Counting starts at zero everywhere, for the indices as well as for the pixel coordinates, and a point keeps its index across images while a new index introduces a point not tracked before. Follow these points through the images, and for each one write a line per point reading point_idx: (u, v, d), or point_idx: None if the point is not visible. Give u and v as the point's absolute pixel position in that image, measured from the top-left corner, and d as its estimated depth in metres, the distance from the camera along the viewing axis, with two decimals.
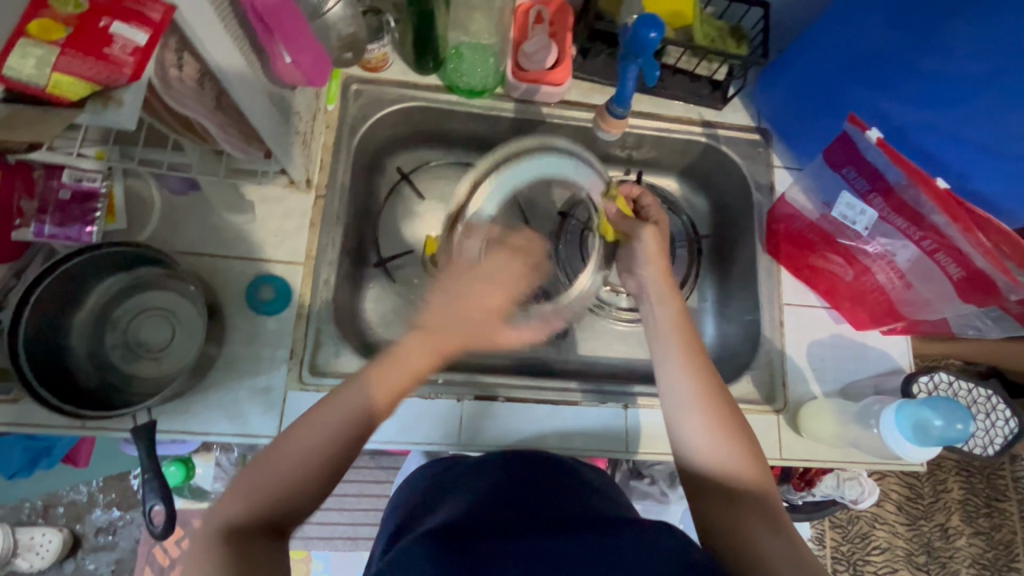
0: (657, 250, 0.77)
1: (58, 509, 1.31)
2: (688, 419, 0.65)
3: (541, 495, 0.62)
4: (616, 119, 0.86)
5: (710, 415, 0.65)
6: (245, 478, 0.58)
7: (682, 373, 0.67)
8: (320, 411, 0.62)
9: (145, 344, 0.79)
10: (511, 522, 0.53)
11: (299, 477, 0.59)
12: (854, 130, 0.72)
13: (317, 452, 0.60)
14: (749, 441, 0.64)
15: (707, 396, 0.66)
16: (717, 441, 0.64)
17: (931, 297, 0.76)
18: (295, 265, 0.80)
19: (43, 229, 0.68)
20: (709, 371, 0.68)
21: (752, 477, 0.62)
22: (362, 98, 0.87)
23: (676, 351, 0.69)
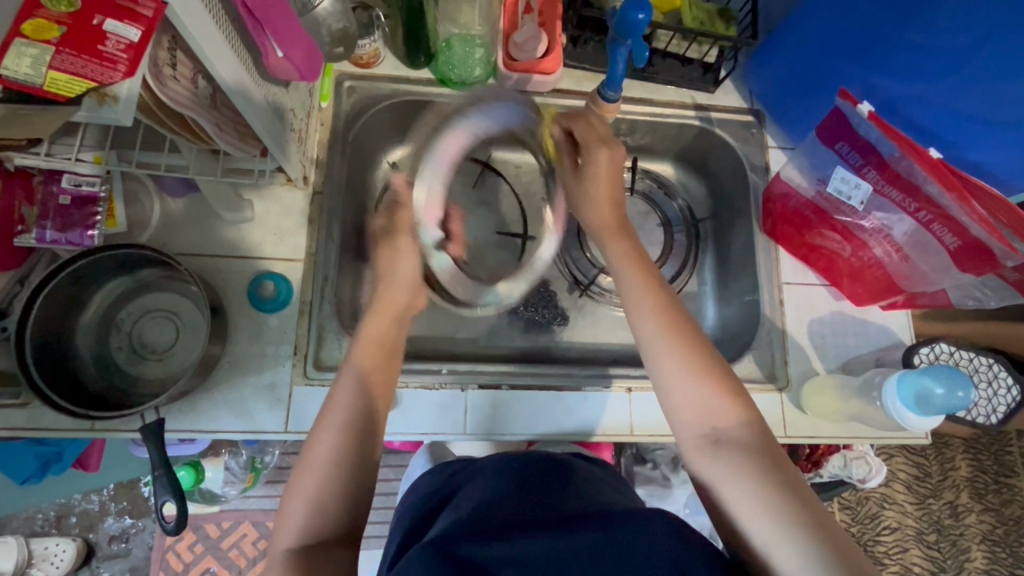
0: (605, 191, 0.73)
1: (71, 519, 1.32)
2: (660, 361, 0.62)
3: (545, 483, 0.62)
4: (609, 104, 0.85)
5: (679, 352, 0.61)
6: (291, 501, 0.59)
7: (646, 311, 0.64)
8: (339, 418, 0.62)
9: (150, 346, 0.79)
10: (514, 521, 0.54)
11: (336, 486, 0.59)
12: (845, 106, 0.72)
13: (345, 460, 0.60)
14: (723, 373, 0.61)
15: (672, 332, 0.62)
16: (692, 382, 0.60)
17: (929, 269, 0.77)
18: (296, 262, 0.81)
19: (45, 234, 0.68)
20: (670, 302, 0.65)
21: (733, 415, 0.59)
22: (356, 94, 0.88)
23: (636, 288, 0.66)
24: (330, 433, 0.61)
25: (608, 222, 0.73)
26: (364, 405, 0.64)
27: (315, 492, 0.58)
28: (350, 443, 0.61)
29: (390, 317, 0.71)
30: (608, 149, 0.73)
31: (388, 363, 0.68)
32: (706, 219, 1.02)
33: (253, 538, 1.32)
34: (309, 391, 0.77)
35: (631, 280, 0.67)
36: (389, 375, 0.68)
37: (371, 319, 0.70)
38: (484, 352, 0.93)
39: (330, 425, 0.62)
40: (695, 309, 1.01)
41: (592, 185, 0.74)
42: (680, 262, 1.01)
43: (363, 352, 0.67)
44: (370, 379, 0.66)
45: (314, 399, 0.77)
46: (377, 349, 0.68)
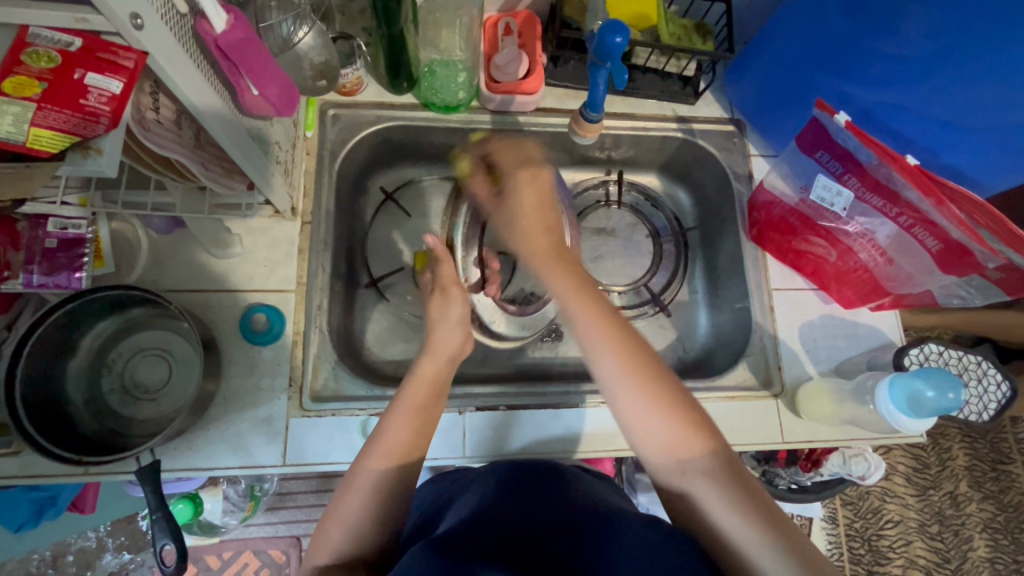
0: (534, 205, 0.68)
1: (68, 557, 1.30)
2: (618, 394, 0.59)
3: (550, 492, 0.63)
4: (592, 124, 0.87)
5: (639, 390, 0.58)
6: (330, 522, 0.60)
7: (598, 341, 0.59)
8: (386, 450, 0.62)
9: (143, 386, 0.78)
10: (512, 527, 0.55)
11: (375, 511, 0.59)
12: (823, 116, 0.74)
13: (390, 493, 0.60)
14: (686, 403, 0.58)
15: (632, 365, 0.58)
16: (653, 413, 0.57)
17: (913, 270, 0.78)
18: (287, 292, 0.81)
19: (32, 279, 0.68)
20: (632, 338, 0.60)
21: (702, 446, 0.56)
22: (339, 123, 0.89)
23: (591, 327, 0.60)
24: (375, 462, 0.61)
25: (543, 249, 0.66)
26: (412, 440, 0.63)
27: (354, 517, 0.59)
28: (393, 477, 0.61)
29: (442, 358, 0.69)
30: (531, 173, 0.69)
31: (433, 402, 0.67)
32: (694, 228, 1.02)
33: (254, 568, 1.31)
34: (307, 422, 0.76)
35: (578, 310, 0.61)
36: (438, 412, 0.67)
37: (425, 358, 0.69)
38: (479, 372, 0.93)
39: (376, 455, 0.62)
40: (687, 318, 1.02)
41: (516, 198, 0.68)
42: (669, 273, 1.02)
43: (414, 389, 0.66)
44: (415, 414, 0.64)
45: (312, 431, 0.76)
46: (426, 387, 0.66)
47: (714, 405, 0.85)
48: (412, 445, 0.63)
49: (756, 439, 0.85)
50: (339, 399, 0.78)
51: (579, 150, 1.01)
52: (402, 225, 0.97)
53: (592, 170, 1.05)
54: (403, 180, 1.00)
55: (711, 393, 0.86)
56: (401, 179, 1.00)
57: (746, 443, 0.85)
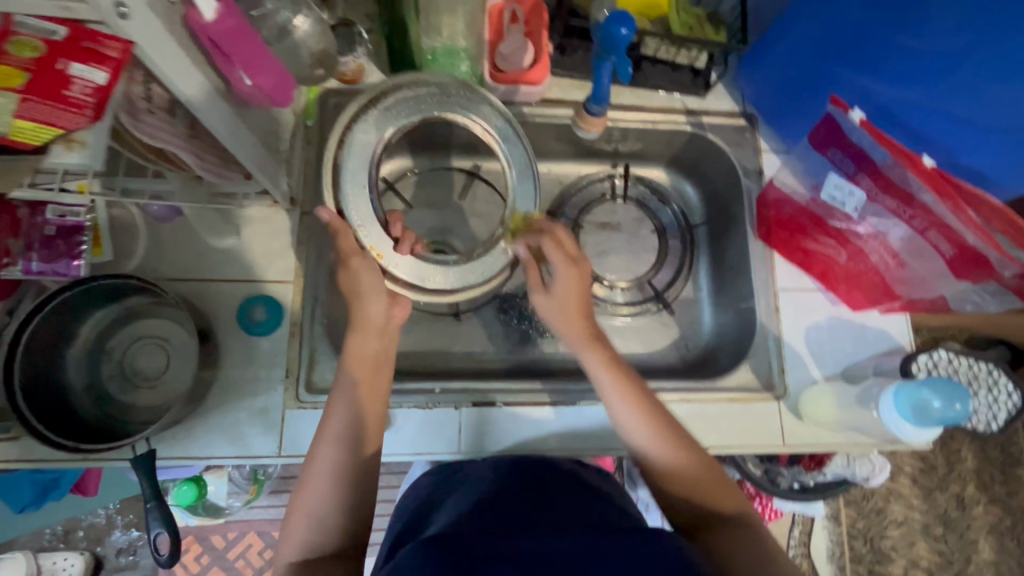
0: (577, 296, 0.72)
1: (79, 532, 1.33)
2: (645, 454, 0.67)
3: (539, 500, 0.61)
4: (595, 118, 0.85)
5: (666, 447, 0.67)
6: (295, 516, 0.61)
7: (626, 411, 0.68)
8: (335, 434, 0.64)
9: (141, 374, 0.78)
10: (508, 523, 0.54)
11: (337, 496, 0.61)
12: (838, 112, 0.71)
13: (349, 475, 0.62)
14: (707, 463, 0.67)
15: (660, 428, 0.67)
16: (680, 468, 0.66)
17: (925, 274, 0.76)
18: (285, 283, 0.80)
19: (31, 266, 0.69)
20: (655, 406, 0.69)
21: (724, 499, 0.64)
22: (341, 111, 0.87)
23: (625, 399, 0.69)
24: (327, 450, 0.63)
25: (584, 336, 0.72)
26: (361, 421, 0.65)
27: (318, 507, 0.61)
28: (347, 458, 0.63)
29: (376, 332, 0.70)
30: (573, 268, 0.72)
31: (376, 379, 0.69)
32: (701, 224, 1.00)
33: (259, 549, 1.34)
34: (302, 414, 0.76)
35: (613, 389, 0.69)
36: (381, 388, 0.69)
37: (355, 335, 0.70)
38: (478, 366, 0.92)
39: (326, 442, 0.64)
40: (691, 315, 1.00)
41: (561, 295, 0.73)
42: (673, 269, 1.00)
43: (354, 368, 0.68)
44: (360, 393, 0.67)
45: (308, 423, 0.76)
46: (366, 364, 0.69)
47: (716, 406, 0.84)
48: (360, 427, 0.65)
49: (756, 441, 0.84)
50: (335, 391, 0.78)
51: (585, 141, 0.98)
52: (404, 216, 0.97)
53: (598, 162, 1.03)
54: (404, 171, 0.98)
55: (713, 394, 0.85)
56: (403, 170, 0.98)
57: (746, 445, 0.84)
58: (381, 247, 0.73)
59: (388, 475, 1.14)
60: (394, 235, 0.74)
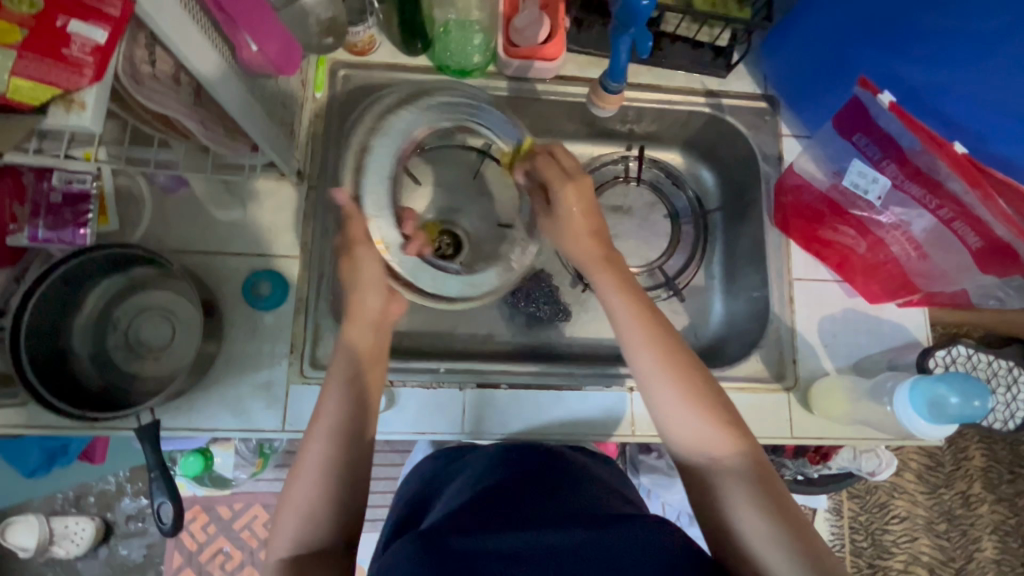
0: (583, 209, 0.71)
1: (89, 498, 1.36)
2: (658, 395, 0.63)
3: (541, 486, 0.61)
4: (611, 94, 0.83)
5: (674, 385, 0.62)
6: (285, 512, 0.60)
7: (642, 340, 0.64)
8: (327, 430, 0.62)
9: (147, 345, 0.78)
10: (503, 511, 0.55)
11: (328, 493, 0.60)
12: (866, 95, 0.68)
13: (340, 470, 0.61)
14: (719, 405, 0.61)
15: (670, 363, 0.63)
16: (688, 413, 0.61)
17: (948, 267, 0.73)
18: (291, 258, 0.79)
19: (37, 234, 0.68)
20: (674, 340, 0.65)
21: (734, 446, 0.60)
22: (351, 84, 0.86)
23: (634, 326, 0.65)
24: (317, 444, 0.62)
25: (596, 256, 0.70)
26: (350, 415, 0.64)
27: (308, 502, 0.60)
28: (339, 454, 0.61)
29: (362, 324, 0.70)
30: (570, 184, 0.71)
31: (369, 372, 0.68)
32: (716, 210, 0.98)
33: (263, 520, 1.36)
34: (306, 390, 0.76)
35: (624, 311, 0.66)
36: (375, 380, 0.69)
37: (348, 326, 0.69)
38: (484, 347, 0.91)
39: (318, 437, 0.62)
40: (701, 303, 0.98)
41: (566, 216, 0.72)
42: (686, 255, 0.98)
43: (343, 362, 0.67)
44: (348, 386, 0.65)
45: (311, 399, 0.76)
46: (360, 356, 0.68)
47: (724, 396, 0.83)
48: (352, 420, 0.63)
49: (764, 433, 0.82)
50: None
51: (599, 121, 0.96)
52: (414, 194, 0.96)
53: (612, 143, 1.00)
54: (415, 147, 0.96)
55: (722, 383, 0.83)
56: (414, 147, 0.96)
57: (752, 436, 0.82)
58: (388, 240, 0.78)
59: (392, 453, 1.15)
60: (404, 232, 0.79)
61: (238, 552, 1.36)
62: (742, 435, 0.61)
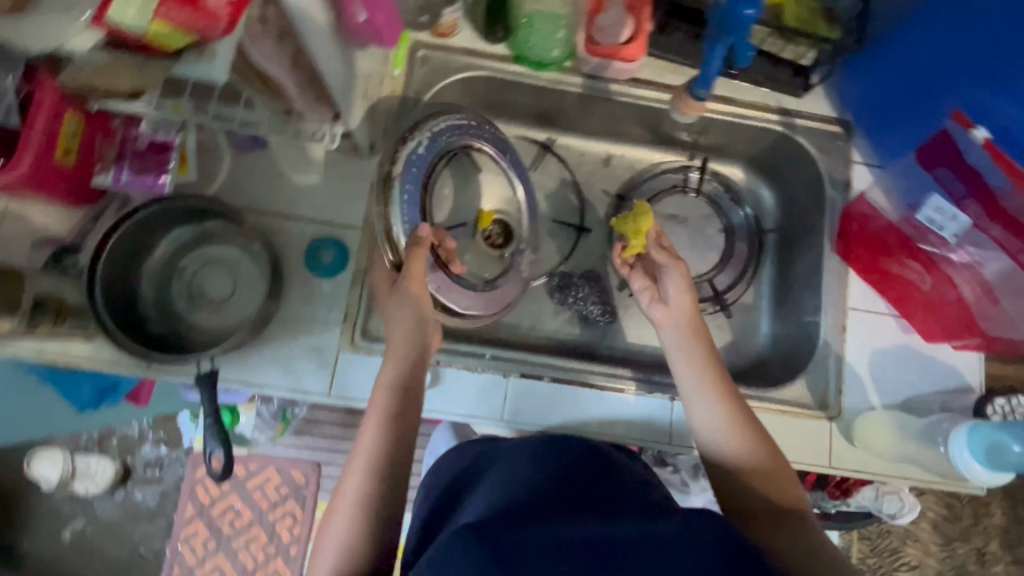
0: (684, 280, 0.77)
1: (112, 441, 1.40)
2: (722, 441, 0.68)
3: (582, 486, 0.59)
4: (696, 102, 0.83)
5: (737, 430, 0.68)
6: (322, 545, 0.62)
7: (713, 396, 0.70)
8: (364, 465, 0.64)
9: (207, 296, 0.79)
10: (547, 502, 0.54)
11: (364, 531, 0.61)
12: (958, 128, 0.72)
13: (375, 508, 0.62)
14: (773, 447, 0.68)
15: (735, 411, 0.69)
16: (748, 458, 0.67)
17: (1017, 314, 0.74)
18: (352, 228, 0.81)
19: (121, 176, 0.71)
20: (740, 401, 0.70)
21: (786, 489, 0.66)
22: (429, 65, 0.87)
23: (699, 376, 0.71)
24: (355, 480, 0.63)
25: (679, 310, 0.76)
26: (388, 451, 0.65)
27: (344, 539, 0.61)
28: (376, 493, 0.63)
29: (399, 359, 0.69)
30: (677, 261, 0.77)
31: (407, 405, 0.68)
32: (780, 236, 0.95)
33: (276, 484, 1.39)
34: (355, 358, 0.77)
35: (691, 360, 0.72)
36: (412, 416, 0.68)
37: (385, 361, 0.70)
38: (525, 339, 0.92)
39: (358, 473, 0.64)
40: (746, 322, 0.96)
41: (670, 274, 0.77)
42: (735, 272, 0.97)
43: (380, 397, 0.67)
44: (387, 422, 0.66)
45: (359, 368, 0.77)
46: (396, 393, 0.68)
47: (767, 417, 0.81)
48: (389, 458, 0.64)
49: (802, 459, 0.81)
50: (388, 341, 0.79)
51: (665, 128, 0.95)
52: None
53: (675, 152, 1.00)
54: None
55: (764, 405, 0.82)
56: None
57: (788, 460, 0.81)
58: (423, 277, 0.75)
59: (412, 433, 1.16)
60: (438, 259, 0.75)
61: (248, 511, 1.40)
62: (795, 484, 0.67)
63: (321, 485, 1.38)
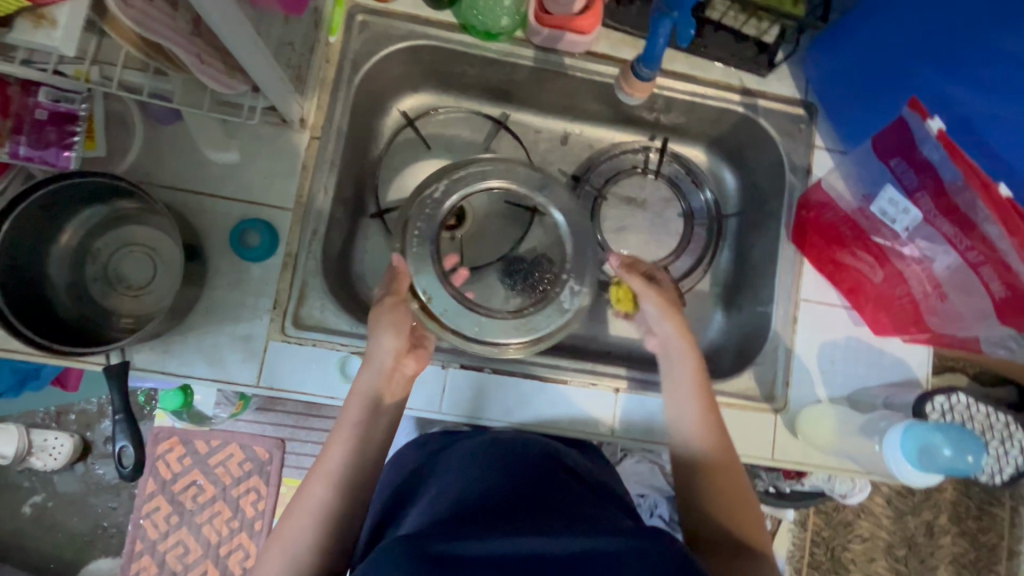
0: (668, 306, 0.74)
1: (70, 416, 1.37)
2: (701, 476, 0.68)
3: (545, 492, 0.60)
4: (642, 82, 0.78)
5: (715, 468, 0.68)
6: (271, 552, 0.61)
7: (693, 428, 0.69)
8: (327, 474, 0.64)
9: (126, 281, 0.75)
10: (505, 509, 0.55)
11: (322, 540, 0.61)
12: (913, 117, 0.66)
13: (334, 517, 0.62)
14: (745, 485, 0.67)
15: (717, 446, 0.68)
16: (719, 494, 0.66)
17: (965, 311, 0.71)
18: (283, 209, 0.76)
19: (18, 150, 0.65)
20: (722, 440, 0.69)
21: (749, 524, 0.65)
22: (367, 31, 0.80)
23: (694, 408, 0.70)
24: (317, 490, 0.64)
25: (680, 338, 0.73)
26: (353, 466, 0.65)
27: (298, 549, 0.60)
28: (337, 504, 0.63)
29: (376, 371, 0.68)
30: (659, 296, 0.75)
31: (374, 418, 0.68)
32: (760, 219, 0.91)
33: (239, 460, 1.36)
34: (285, 347, 0.74)
35: (687, 390, 0.71)
36: (379, 432, 0.68)
37: (361, 371, 0.69)
38: None
39: (321, 482, 0.64)
40: (703, 310, 0.94)
41: (653, 305, 0.75)
42: (696, 256, 0.94)
43: (351, 407, 0.68)
44: (353, 436, 0.66)
45: (289, 358, 0.74)
46: (364, 403, 0.67)
47: None
48: (355, 466, 0.65)
49: (745, 451, 0.80)
50: (323, 330, 0.75)
51: (625, 106, 0.90)
52: (420, 157, 0.92)
53: (636, 131, 0.95)
54: (428, 109, 0.91)
55: None
56: (426, 108, 0.91)
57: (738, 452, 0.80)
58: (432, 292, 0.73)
59: None
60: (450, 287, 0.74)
61: (210, 486, 1.37)
62: (755, 515, 0.66)
63: (286, 461, 1.35)
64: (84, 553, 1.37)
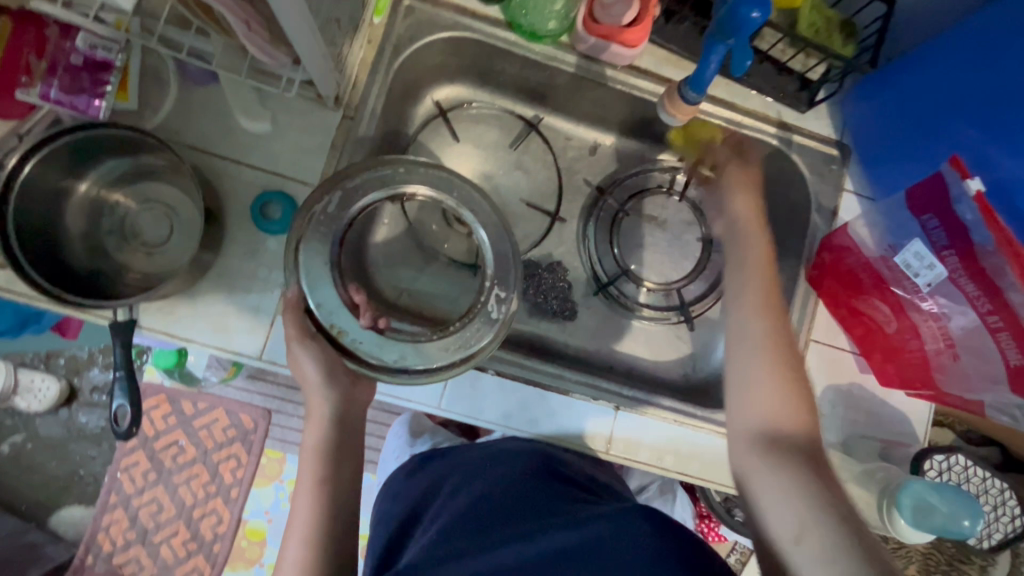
0: (748, 180, 0.76)
1: (60, 360, 1.36)
2: (753, 361, 0.68)
3: (538, 492, 0.70)
4: (687, 105, 0.78)
5: (769, 362, 0.67)
6: None
7: (756, 320, 0.69)
8: (301, 531, 0.66)
9: (140, 237, 0.74)
10: (510, 515, 0.66)
11: None
12: (952, 175, 0.67)
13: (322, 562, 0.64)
14: (805, 386, 0.67)
15: (776, 343, 0.68)
16: (775, 385, 0.66)
17: (973, 374, 0.71)
18: (307, 185, 0.75)
19: (49, 93, 0.64)
20: (785, 329, 0.69)
21: (798, 422, 0.65)
22: (413, 17, 0.79)
23: (756, 301, 0.70)
24: (297, 546, 0.65)
25: (753, 215, 0.75)
26: (329, 511, 0.67)
27: None
28: (319, 552, 0.65)
29: (321, 420, 0.68)
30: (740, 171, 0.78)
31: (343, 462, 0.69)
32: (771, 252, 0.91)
33: (223, 425, 1.36)
34: None
35: (754, 278, 0.72)
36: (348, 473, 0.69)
37: (308, 427, 0.69)
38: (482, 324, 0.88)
39: (299, 537, 0.65)
40: (710, 337, 0.94)
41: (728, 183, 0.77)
42: (708, 284, 0.94)
43: (309, 462, 0.68)
44: (317, 484, 0.67)
45: None
46: (328, 455, 0.68)
47: (703, 435, 0.81)
48: (334, 506, 0.67)
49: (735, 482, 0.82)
50: None
51: (659, 124, 0.90)
52: (447, 149, 0.91)
53: (666, 150, 0.95)
54: (462, 101, 0.91)
55: (707, 423, 0.81)
56: (461, 101, 0.91)
57: (691, 474, 0.81)
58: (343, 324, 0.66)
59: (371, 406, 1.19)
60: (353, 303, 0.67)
61: (192, 448, 1.36)
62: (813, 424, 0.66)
63: (270, 432, 1.36)
64: (56, 500, 1.36)
